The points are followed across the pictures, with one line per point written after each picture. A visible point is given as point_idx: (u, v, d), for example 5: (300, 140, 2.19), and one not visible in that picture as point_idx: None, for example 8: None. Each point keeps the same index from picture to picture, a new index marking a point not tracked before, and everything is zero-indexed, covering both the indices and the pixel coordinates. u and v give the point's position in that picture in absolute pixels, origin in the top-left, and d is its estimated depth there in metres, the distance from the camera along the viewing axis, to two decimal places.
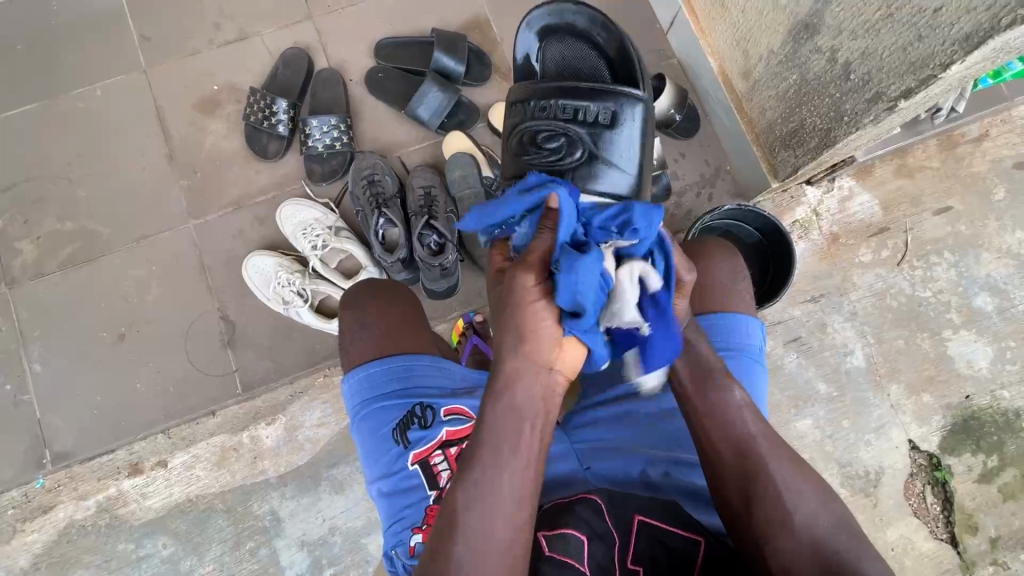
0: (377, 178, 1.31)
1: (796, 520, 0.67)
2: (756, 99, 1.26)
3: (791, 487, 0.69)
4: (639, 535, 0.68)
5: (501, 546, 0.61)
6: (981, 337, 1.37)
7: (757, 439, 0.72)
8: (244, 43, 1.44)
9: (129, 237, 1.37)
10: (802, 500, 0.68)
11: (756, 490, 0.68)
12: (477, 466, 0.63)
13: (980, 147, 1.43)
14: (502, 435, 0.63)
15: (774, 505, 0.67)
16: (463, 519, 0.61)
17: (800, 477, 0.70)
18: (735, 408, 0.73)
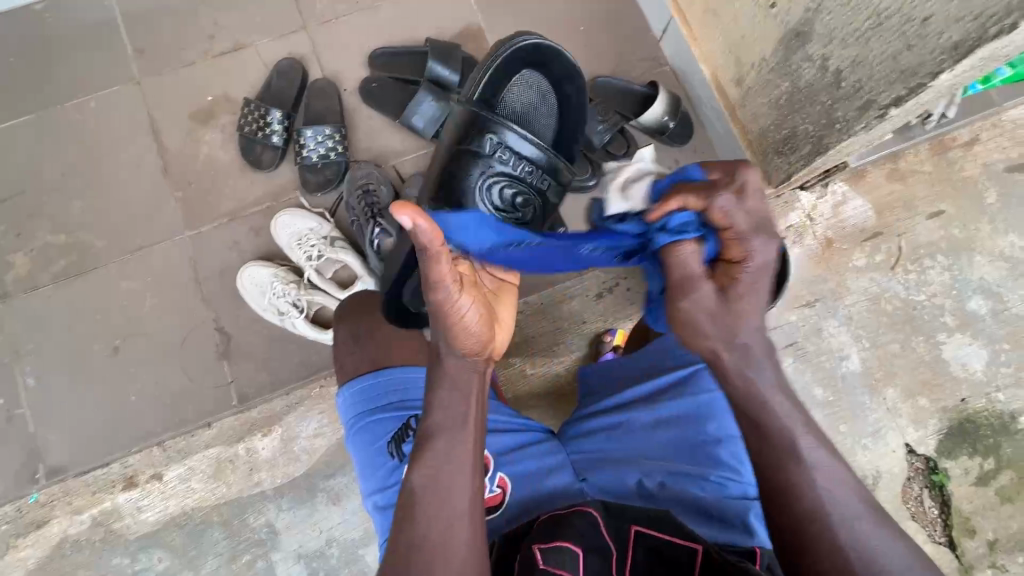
0: (372, 188, 1.32)
1: (834, 524, 0.62)
2: (749, 107, 1.27)
3: (836, 496, 0.63)
4: (637, 546, 0.68)
5: (462, 513, 0.64)
6: (976, 340, 1.38)
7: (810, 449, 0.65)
8: (238, 54, 1.44)
9: (124, 249, 1.37)
10: (840, 503, 0.63)
11: (795, 511, 0.63)
12: (431, 452, 0.66)
13: (971, 151, 1.44)
14: (448, 421, 0.67)
15: (818, 519, 0.63)
16: (420, 507, 0.65)
17: (839, 485, 0.64)
18: (748, 377, 0.66)
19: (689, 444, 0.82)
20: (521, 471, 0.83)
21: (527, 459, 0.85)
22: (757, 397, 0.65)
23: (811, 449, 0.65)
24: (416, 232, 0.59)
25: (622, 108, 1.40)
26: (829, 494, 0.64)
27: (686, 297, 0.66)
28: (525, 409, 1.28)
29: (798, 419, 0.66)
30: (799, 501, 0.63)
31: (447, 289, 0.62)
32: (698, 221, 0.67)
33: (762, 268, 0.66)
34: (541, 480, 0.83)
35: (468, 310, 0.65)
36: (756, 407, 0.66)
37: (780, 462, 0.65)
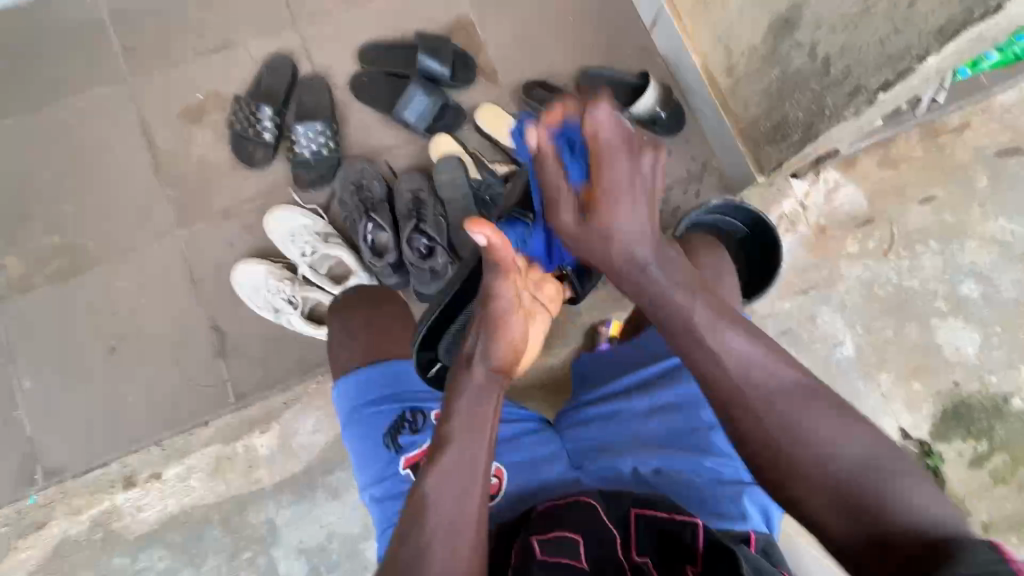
0: (365, 183, 1.33)
1: (825, 457, 0.55)
2: (740, 96, 1.27)
3: (815, 418, 0.56)
4: (638, 526, 0.69)
5: (466, 511, 0.61)
6: (968, 324, 1.39)
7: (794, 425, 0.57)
8: (228, 51, 1.44)
9: (117, 249, 1.36)
10: (818, 425, 0.56)
11: (785, 455, 0.56)
12: (447, 455, 0.64)
13: (962, 136, 1.45)
14: (466, 425, 0.65)
15: (804, 452, 0.55)
16: (434, 510, 0.61)
17: (809, 400, 0.57)
18: (682, 301, 0.63)
19: (684, 431, 0.82)
20: (516, 461, 0.84)
21: (522, 449, 0.86)
22: (700, 324, 0.62)
23: (760, 360, 0.59)
24: (487, 242, 0.66)
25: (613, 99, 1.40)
26: (802, 418, 0.56)
27: (588, 244, 0.68)
28: (521, 401, 1.29)
29: (735, 323, 0.62)
30: (778, 436, 0.56)
31: (504, 300, 0.69)
32: (573, 150, 0.67)
33: (640, 178, 0.65)
34: (536, 470, 0.84)
35: (515, 328, 0.70)
36: (706, 339, 0.61)
37: (761, 403, 0.58)
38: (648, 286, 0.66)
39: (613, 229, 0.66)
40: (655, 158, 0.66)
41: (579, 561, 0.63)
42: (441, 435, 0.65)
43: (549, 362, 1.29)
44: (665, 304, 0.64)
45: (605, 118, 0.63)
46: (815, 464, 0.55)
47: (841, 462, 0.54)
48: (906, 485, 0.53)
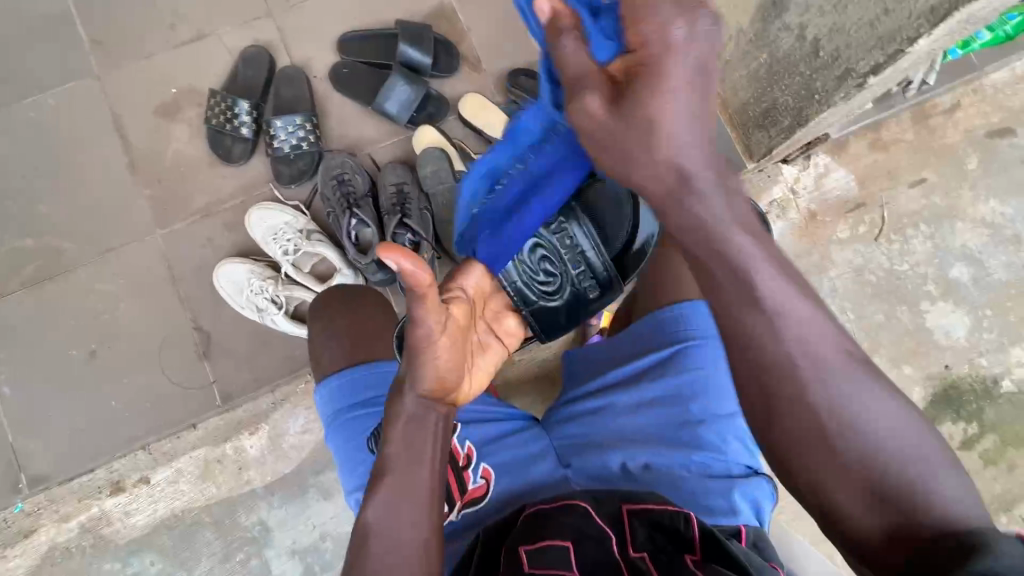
0: (347, 177, 1.29)
1: (851, 441, 0.51)
2: (728, 80, 1.25)
3: (863, 396, 0.51)
4: (633, 522, 0.68)
5: (409, 547, 0.63)
6: (958, 307, 1.39)
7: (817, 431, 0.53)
8: (202, 43, 1.39)
9: (95, 251, 1.33)
10: (864, 406, 0.52)
11: (800, 416, 0.52)
12: (385, 489, 0.65)
13: (952, 118, 1.43)
14: (405, 457, 0.65)
15: (850, 436, 0.51)
16: (375, 538, 0.64)
17: (841, 373, 0.52)
18: (729, 237, 0.54)
19: (673, 425, 0.82)
20: (504, 459, 0.84)
21: (508, 449, 0.85)
22: (720, 225, 0.54)
23: (812, 325, 0.53)
24: (403, 273, 0.55)
25: None
26: (853, 412, 0.51)
27: (620, 145, 0.55)
28: (512, 396, 1.27)
29: (775, 259, 0.55)
30: (817, 431, 0.52)
31: (429, 331, 0.60)
32: (590, 8, 0.61)
33: (676, 67, 0.53)
34: (524, 470, 0.83)
35: (445, 356, 0.62)
36: (742, 279, 0.54)
37: (790, 369, 0.53)
38: (661, 185, 0.55)
39: (650, 127, 0.53)
40: (691, 47, 0.53)
41: (571, 568, 0.62)
42: (381, 467, 0.66)
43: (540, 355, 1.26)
44: (717, 249, 0.54)
45: (629, 23, 0.55)
46: (856, 438, 0.51)
47: (884, 451, 0.50)
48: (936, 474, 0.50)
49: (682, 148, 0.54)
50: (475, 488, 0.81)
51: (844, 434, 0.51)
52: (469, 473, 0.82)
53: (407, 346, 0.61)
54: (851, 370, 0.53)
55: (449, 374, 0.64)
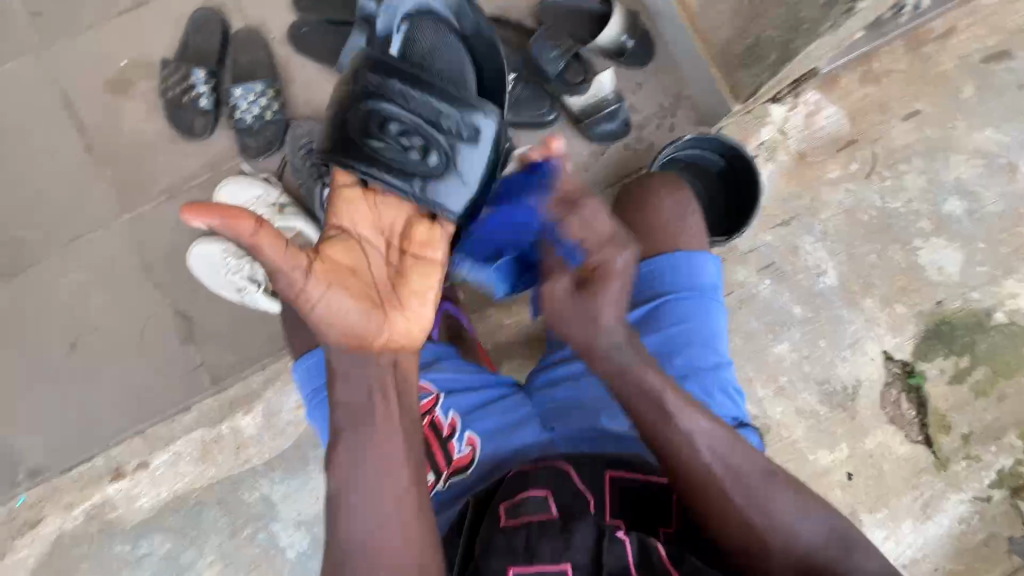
0: (316, 146, 1.23)
1: (768, 517, 0.68)
2: (710, 18, 1.20)
3: (776, 497, 0.69)
4: (612, 489, 0.72)
5: (387, 504, 0.65)
6: (952, 242, 1.36)
7: (746, 471, 0.69)
8: (147, 9, 1.30)
9: (61, 240, 1.28)
10: (781, 503, 0.68)
11: (744, 519, 0.68)
12: (345, 448, 0.67)
13: (948, 43, 1.37)
14: (356, 415, 0.67)
15: (774, 538, 0.67)
16: (348, 497, 0.66)
17: (772, 481, 0.69)
18: (642, 375, 0.71)
19: None
20: (491, 427, 0.84)
21: (493, 417, 0.85)
22: (668, 401, 0.70)
23: (725, 443, 0.70)
24: (218, 231, 0.58)
25: (577, 31, 1.30)
26: (764, 491, 0.69)
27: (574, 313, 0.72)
28: (504, 360, 1.26)
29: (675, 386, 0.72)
30: (747, 516, 0.68)
31: (289, 276, 0.62)
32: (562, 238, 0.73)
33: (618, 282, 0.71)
34: (509, 437, 0.82)
35: (319, 296, 0.64)
36: (676, 418, 0.70)
37: (731, 477, 0.69)
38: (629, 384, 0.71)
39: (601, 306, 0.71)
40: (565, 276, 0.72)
41: (549, 512, 0.65)
42: (335, 426, 0.68)
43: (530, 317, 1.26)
44: (632, 384, 0.71)
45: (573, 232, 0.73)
46: (783, 547, 0.67)
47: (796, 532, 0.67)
48: (801, 513, 0.68)
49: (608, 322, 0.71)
50: (461, 457, 0.81)
51: (751, 488, 0.69)
52: (454, 443, 0.82)
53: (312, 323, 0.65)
54: (762, 463, 0.70)
55: (357, 316, 0.66)
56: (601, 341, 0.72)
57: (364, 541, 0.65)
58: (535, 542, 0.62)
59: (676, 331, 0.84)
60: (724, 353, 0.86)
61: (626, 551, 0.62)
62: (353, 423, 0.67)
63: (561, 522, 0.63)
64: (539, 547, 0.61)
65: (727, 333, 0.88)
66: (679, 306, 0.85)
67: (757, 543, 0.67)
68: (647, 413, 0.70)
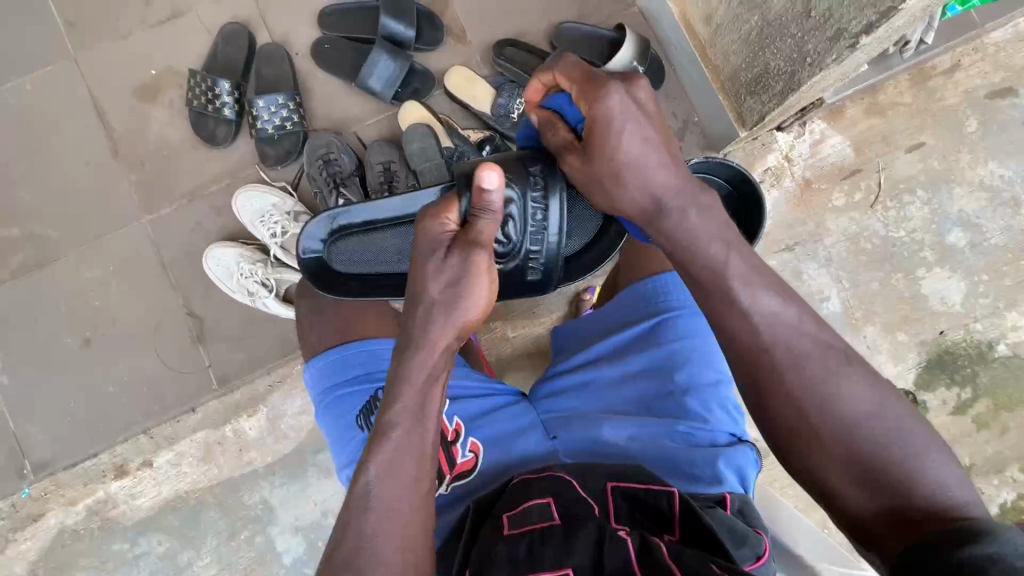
0: (333, 156, 1.27)
1: (833, 411, 0.58)
2: (720, 45, 1.21)
3: (841, 384, 0.58)
4: (615, 497, 0.71)
5: (402, 512, 0.62)
6: (955, 273, 1.38)
7: (799, 351, 0.60)
8: (178, 22, 1.35)
9: (82, 239, 1.32)
10: (849, 392, 0.58)
11: (799, 404, 0.59)
12: (386, 447, 0.64)
13: (952, 78, 1.40)
14: (410, 418, 0.65)
15: (831, 420, 0.57)
16: (375, 495, 0.62)
17: (837, 365, 0.59)
18: (708, 249, 0.64)
19: (657, 396, 0.85)
20: (492, 434, 0.86)
21: (498, 423, 0.87)
22: (733, 271, 0.63)
23: (786, 322, 0.61)
24: (490, 192, 0.67)
25: (590, 56, 1.34)
26: (829, 380, 0.59)
27: (600, 180, 0.72)
28: (508, 372, 1.28)
29: (744, 253, 0.64)
30: (808, 411, 0.58)
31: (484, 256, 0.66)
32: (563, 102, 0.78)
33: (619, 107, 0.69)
34: (511, 444, 0.85)
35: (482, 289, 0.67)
36: (732, 301, 0.62)
37: (789, 362, 0.60)
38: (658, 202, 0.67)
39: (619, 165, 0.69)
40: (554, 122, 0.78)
41: (551, 519, 0.65)
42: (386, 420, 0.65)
43: (534, 331, 1.29)
44: (693, 251, 0.65)
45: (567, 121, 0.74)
46: (843, 438, 0.57)
47: (859, 431, 0.57)
48: (885, 421, 0.57)
49: (652, 176, 0.68)
50: (463, 462, 0.83)
51: (812, 380, 0.59)
52: (457, 447, 0.84)
53: (411, 258, 0.67)
54: (826, 344, 0.60)
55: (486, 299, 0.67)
56: (629, 155, 0.68)
57: (365, 540, 0.60)
58: (537, 549, 0.62)
59: (679, 347, 0.86)
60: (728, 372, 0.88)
61: (626, 546, 0.60)
62: (404, 422, 0.65)
63: (564, 529, 0.64)
64: (540, 553, 0.61)
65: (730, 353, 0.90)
66: (682, 322, 0.87)
67: (809, 438, 0.58)
68: (696, 269, 0.64)
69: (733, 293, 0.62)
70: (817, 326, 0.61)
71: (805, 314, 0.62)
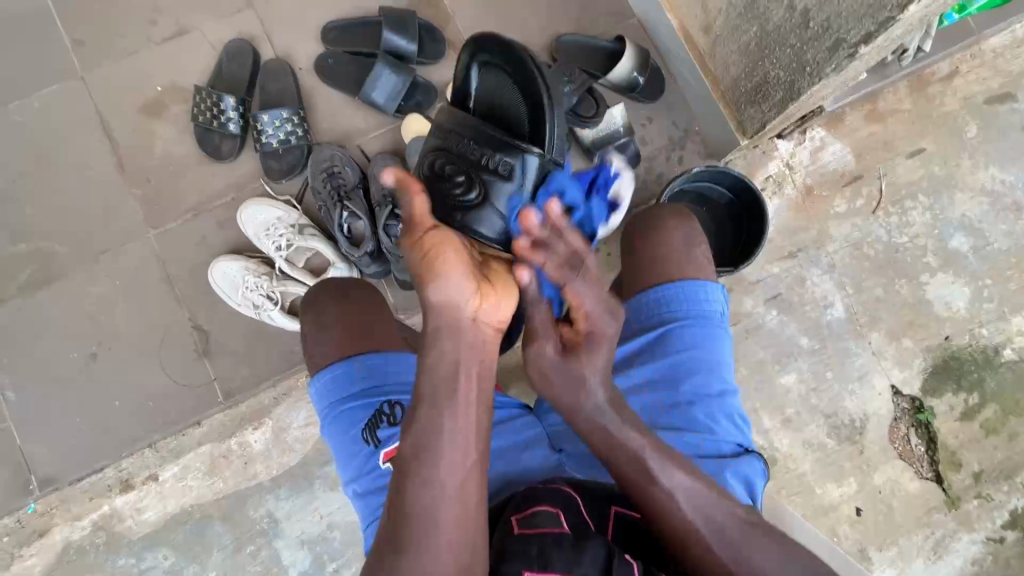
0: (336, 170, 1.28)
1: (751, 569, 0.68)
2: (720, 56, 1.22)
3: (755, 548, 0.69)
4: (614, 519, 0.73)
5: (451, 487, 0.63)
6: (959, 279, 1.38)
7: (714, 526, 0.69)
8: (183, 39, 1.37)
9: (88, 254, 1.33)
10: (762, 556, 0.69)
11: (723, 563, 0.68)
12: (419, 426, 0.64)
13: (951, 84, 1.41)
14: (440, 388, 0.65)
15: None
16: (415, 473, 0.63)
17: (755, 534, 0.70)
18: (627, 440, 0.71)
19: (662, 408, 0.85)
20: (497, 447, 0.85)
21: (503, 436, 0.87)
22: (653, 463, 0.70)
23: (703, 500, 0.70)
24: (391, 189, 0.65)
25: (590, 67, 1.35)
26: (746, 547, 0.69)
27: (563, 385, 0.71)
28: (512, 383, 1.28)
29: (668, 453, 0.72)
30: (731, 571, 0.68)
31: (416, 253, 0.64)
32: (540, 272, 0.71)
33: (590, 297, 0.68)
34: (517, 457, 0.84)
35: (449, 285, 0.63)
36: (661, 479, 0.70)
37: (714, 528, 0.69)
38: (596, 425, 0.72)
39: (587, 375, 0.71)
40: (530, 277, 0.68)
41: (561, 526, 0.65)
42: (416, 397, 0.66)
43: None
44: (615, 446, 0.71)
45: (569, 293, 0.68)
46: None
47: None
48: (788, 574, 0.68)
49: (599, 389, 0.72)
50: None
51: (733, 544, 0.69)
52: None
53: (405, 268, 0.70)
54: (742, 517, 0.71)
55: (459, 295, 0.63)
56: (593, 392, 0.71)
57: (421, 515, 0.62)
58: (548, 552, 0.61)
59: (683, 358, 0.86)
60: (730, 382, 0.88)
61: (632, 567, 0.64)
62: (434, 393, 0.65)
63: (574, 537, 0.64)
64: (552, 556, 0.61)
65: (732, 363, 0.90)
66: (687, 333, 0.87)
67: None
68: (623, 464, 0.71)
69: (655, 476, 0.69)
70: (730, 500, 0.72)
71: (717, 489, 0.72)
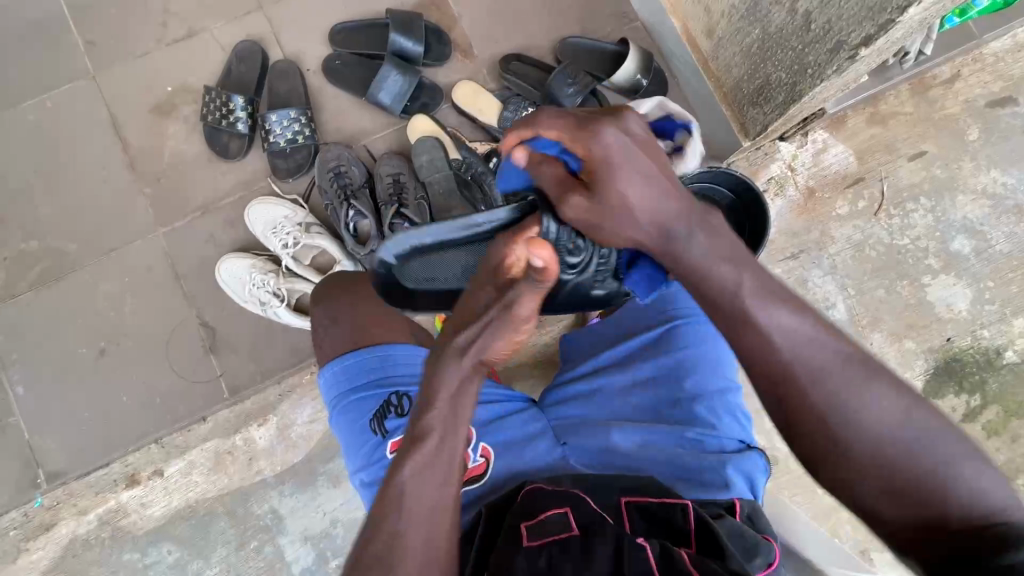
0: (344, 169, 1.30)
1: (862, 431, 0.57)
2: (722, 58, 1.24)
3: (873, 400, 0.57)
4: (631, 513, 0.72)
5: (439, 501, 0.64)
6: (960, 280, 1.38)
7: (825, 370, 0.59)
8: (193, 40, 1.40)
9: (97, 251, 1.35)
10: (881, 405, 0.57)
11: (830, 429, 0.57)
12: (427, 448, 0.65)
13: (952, 87, 1.42)
14: (449, 416, 0.66)
15: (862, 439, 0.56)
16: (411, 490, 0.63)
17: (871, 379, 0.58)
18: (714, 273, 0.64)
19: (666, 403, 0.86)
20: (503, 439, 0.86)
21: (509, 428, 0.88)
22: (747, 290, 0.62)
23: (807, 341, 0.60)
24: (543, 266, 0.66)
25: (594, 70, 1.37)
26: (861, 394, 0.57)
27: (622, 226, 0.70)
28: (516, 381, 1.29)
29: (760, 280, 0.63)
30: (841, 434, 0.57)
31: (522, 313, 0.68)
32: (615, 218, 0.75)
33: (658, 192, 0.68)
34: (522, 450, 0.85)
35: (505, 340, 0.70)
36: (751, 317, 0.62)
37: (811, 379, 0.58)
38: (677, 258, 0.67)
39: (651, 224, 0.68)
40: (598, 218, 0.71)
41: (569, 530, 0.66)
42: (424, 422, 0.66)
43: (540, 340, 1.28)
44: (701, 282, 0.65)
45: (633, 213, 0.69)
46: (878, 461, 0.56)
47: (895, 450, 0.56)
48: (915, 437, 0.56)
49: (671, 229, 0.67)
50: (474, 467, 0.83)
51: (847, 403, 0.57)
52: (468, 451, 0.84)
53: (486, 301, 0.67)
54: (856, 360, 0.59)
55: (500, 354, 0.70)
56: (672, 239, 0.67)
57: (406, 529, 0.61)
58: (558, 562, 0.62)
59: (686, 355, 0.88)
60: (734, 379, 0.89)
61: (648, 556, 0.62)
62: (447, 418, 0.66)
63: (583, 540, 0.64)
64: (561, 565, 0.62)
65: (735, 361, 0.92)
66: (690, 330, 0.89)
67: (838, 460, 0.57)
68: (713, 294, 0.64)
69: (750, 315, 0.61)
70: (842, 338, 0.60)
71: (826, 329, 0.61)
